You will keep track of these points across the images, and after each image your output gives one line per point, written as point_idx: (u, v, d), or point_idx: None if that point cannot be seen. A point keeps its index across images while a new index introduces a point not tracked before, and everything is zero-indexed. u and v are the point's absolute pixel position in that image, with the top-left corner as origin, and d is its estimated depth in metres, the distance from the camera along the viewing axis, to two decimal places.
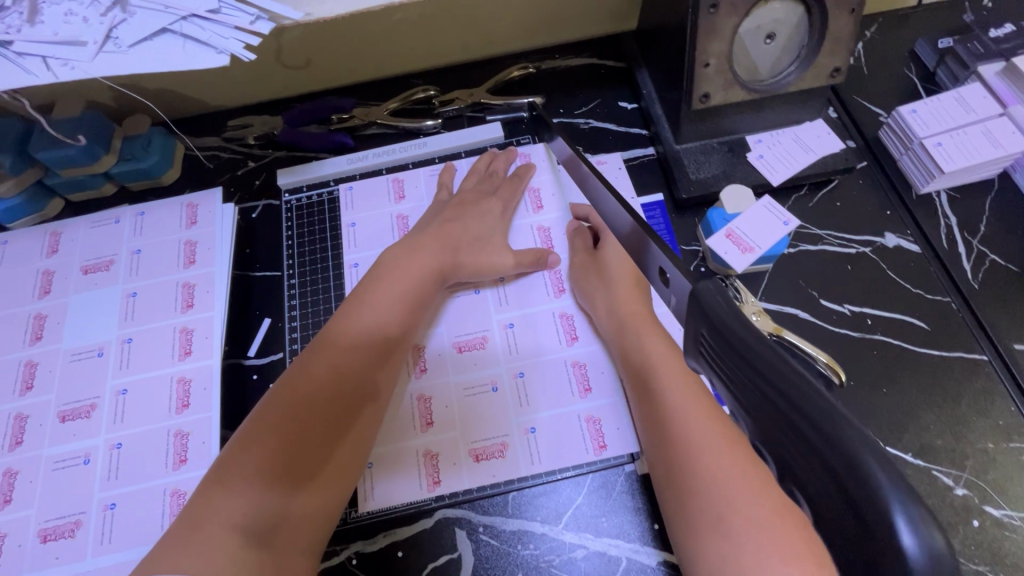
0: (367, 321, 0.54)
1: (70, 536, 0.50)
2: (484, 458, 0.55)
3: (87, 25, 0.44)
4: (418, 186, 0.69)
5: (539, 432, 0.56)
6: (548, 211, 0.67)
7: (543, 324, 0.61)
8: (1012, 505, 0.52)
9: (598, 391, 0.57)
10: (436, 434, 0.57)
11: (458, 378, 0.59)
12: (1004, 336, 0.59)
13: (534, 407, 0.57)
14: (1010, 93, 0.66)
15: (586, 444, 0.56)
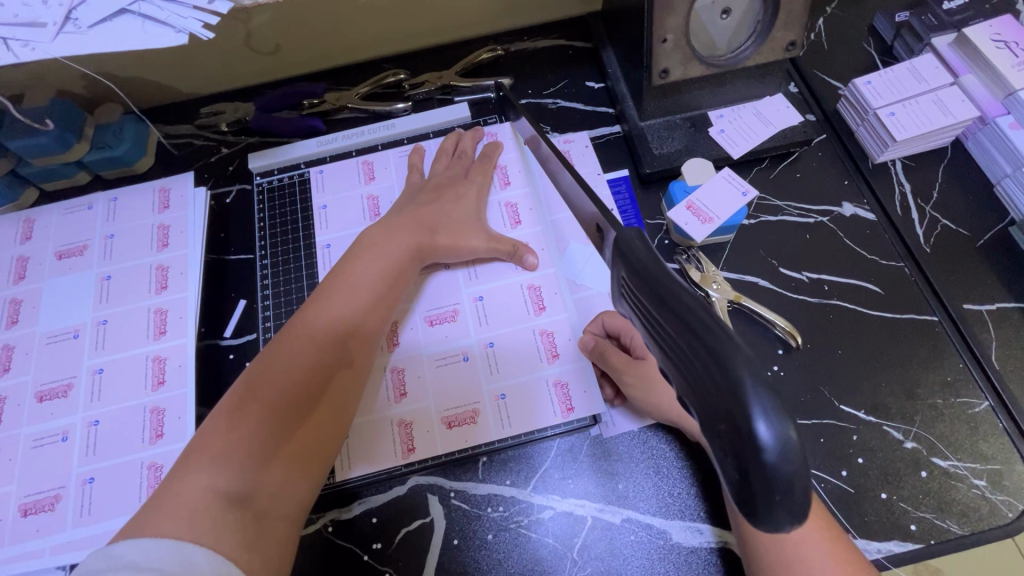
0: (346, 302, 0.55)
1: (50, 509, 0.51)
2: (457, 425, 0.57)
3: (47, 7, 0.45)
4: (388, 166, 0.70)
5: (509, 399, 0.58)
6: (516, 188, 0.68)
7: (512, 295, 0.62)
8: (958, 456, 0.54)
9: (566, 357, 0.59)
10: (409, 404, 0.58)
11: (430, 351, 0.60)
12: (953, 297, 0.61)
13: (504, 375, 0.59)
14: (961, 63, 0.68)
15: (555, 408, 0.57)
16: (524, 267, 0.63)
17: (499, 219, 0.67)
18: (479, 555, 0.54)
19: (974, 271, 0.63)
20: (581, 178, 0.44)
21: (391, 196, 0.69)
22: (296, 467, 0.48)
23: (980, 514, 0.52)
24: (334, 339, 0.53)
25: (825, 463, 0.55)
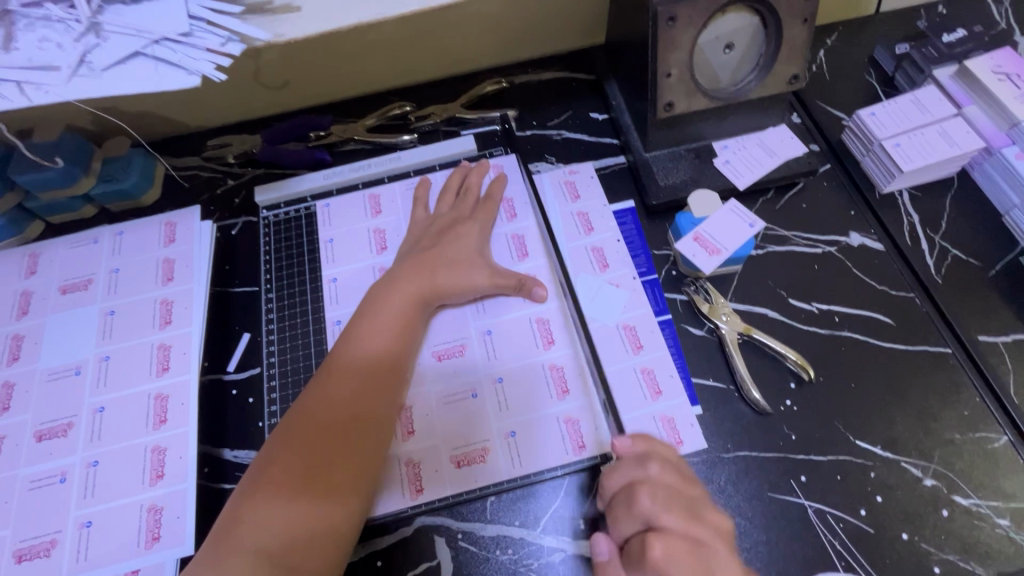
0: (370, 340, 0.57)
1: (45, 555, 0.49)
2: (465, 463, 0.56)
3: (61, 50, 0.45)
4: (395, 200, 0.70)
5: (520, 436, 0.57)
6: (522, 222, 0.68)
7: (520, 329, 0.62)
8: (980, 494, 0.53)
9: (577, 392, 0.58)
10: (415, 442, 0.57)
11: (436, 387, 0.59)
12: (966, 328, 0.61)
13: (513, 412, 0.58)
14: (964, 94, 0.69)
15: (567, 445, 0.56)
16: (532, 301, 0.63)
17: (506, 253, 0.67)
18: None
19: (986, 302, 0.62)
20: None
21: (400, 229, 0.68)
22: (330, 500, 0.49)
23: (1006, 556, 0.50)
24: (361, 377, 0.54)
25: (843, 501, 0.54)
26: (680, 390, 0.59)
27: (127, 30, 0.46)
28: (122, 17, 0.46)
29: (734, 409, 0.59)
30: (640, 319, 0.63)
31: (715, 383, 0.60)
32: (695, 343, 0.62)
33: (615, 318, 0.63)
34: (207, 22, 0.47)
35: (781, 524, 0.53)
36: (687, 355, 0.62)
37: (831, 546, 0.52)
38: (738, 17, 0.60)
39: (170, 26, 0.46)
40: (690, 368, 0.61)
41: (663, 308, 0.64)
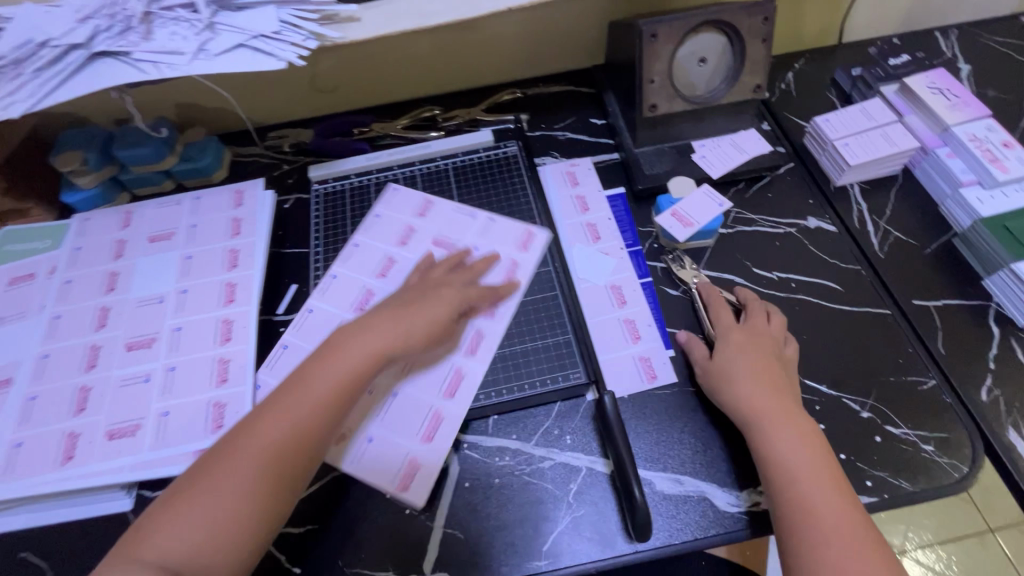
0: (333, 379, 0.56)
1: (131, 434, 0.62)
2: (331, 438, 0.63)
3: (186, 41, 0.61)
4: (441, 212, 0.80)
5: (378, 444, 0.62)
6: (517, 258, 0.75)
7: (440, 359, 0.67)
8: (909, 424, 0.62)
9: (439, 443, 0.62)
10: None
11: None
12: (904, 293, 0.71)
13: (392, 429, 0.63)
14: (905, 106, 0.82)
15: (391, 478, 0.61)
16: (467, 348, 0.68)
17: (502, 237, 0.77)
18: (486, 495, 0.61)
19: (922, 274, 0.73)
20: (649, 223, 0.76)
21: (440, 240, 0.77)
22: (252, 534, 0.50)
23: (929, 473, 0.59)
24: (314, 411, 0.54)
25: None
26: (656, 335, 0.69)
27: (235, 28, 0.61)
28: (232, 20, 0.62)
29: None
30: (624, 280, 0.74)
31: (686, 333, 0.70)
32: (672, 301, 0.73)
33: (604, 278, 0.74)
34: (293, 25, 0.63)
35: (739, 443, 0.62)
36: (664, 310, 0.72)
37: None
38: (708, 37, 0.75)
39: (266, 27, 0.61)
40: (666, 320, 0.71)
41: (645, 272, 0.75)
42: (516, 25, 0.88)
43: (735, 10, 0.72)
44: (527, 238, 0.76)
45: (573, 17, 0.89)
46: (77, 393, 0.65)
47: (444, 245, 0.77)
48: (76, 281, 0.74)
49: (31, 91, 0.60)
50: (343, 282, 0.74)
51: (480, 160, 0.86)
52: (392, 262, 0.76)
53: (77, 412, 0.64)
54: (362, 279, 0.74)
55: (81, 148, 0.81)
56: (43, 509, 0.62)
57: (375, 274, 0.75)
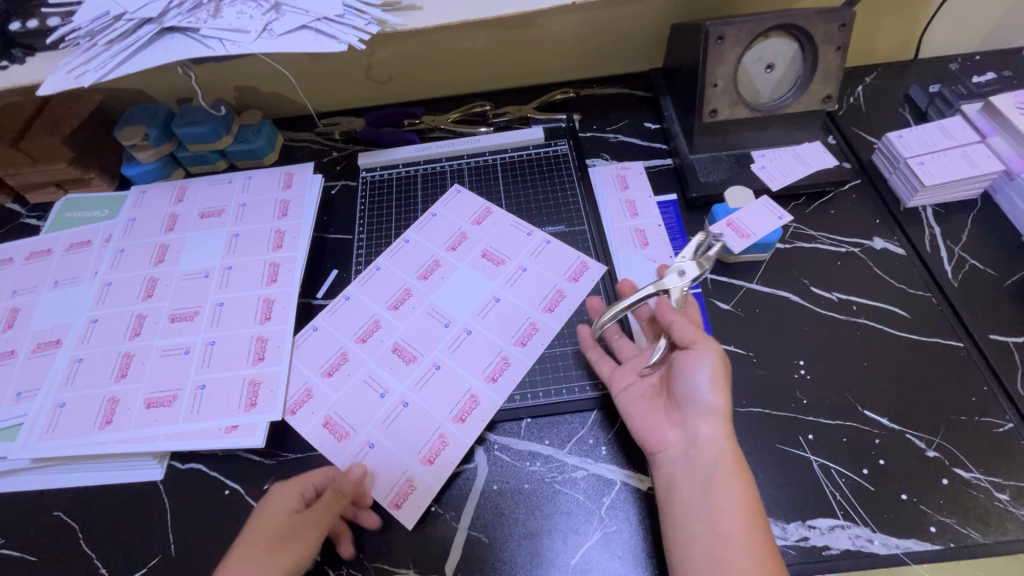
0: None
1: (168, 405, 0.63)
2: (330, 431, 0.62)
3: (252, 20, 0.61)
4: (497, 224, 0.78)
5: (376, 451, 0.61)
6: (558, 284, 0.71)
7: (487, 352, 0.66)
8: (980, 468, 0.57)
9: (439, 468, 0.60)
10: (315, 403, 0.64)
11: (379, 372, 0.66)
12: (980, 326, 0.65)
13: (388, 434, 0.62)
14: (989, 126, 0.75)
15: (384, 494, 0.59)
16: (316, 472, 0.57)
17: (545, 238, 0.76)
18: (515, 500, 0.59)
19: (1001, 306, 0.67)
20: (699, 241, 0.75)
21: (488, 253, 0.75)
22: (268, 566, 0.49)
23: (1002, 526, 0.54)
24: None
25: (847, 460, 0.58)
26: None
27: (300, 10, 0.62)
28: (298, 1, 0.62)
29: (752, 374, 0.64)
30: None
31: (735, 349, 0.66)
32: (721, 315, 0.69)
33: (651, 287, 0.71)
34: (356, 10, 0.63)
35: (789, 472, 0.58)
36: (713, 323, 0.69)
37: (833, 496, 0.57)
38: (778, 42, 0.71)
39: (331, 10, 0.62)
40: (714, 334, 0.68)
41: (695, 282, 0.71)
42: (575, 24, 0.87)
43: (811, 14, 0.68)
44: (581, 268, 0.73)
45: (634, 18, 0.87)
46: (120, 359, 0.66)
47: (492, 258, 0.74)
48: (128, 251, 0.76)
49: (102, 62, 0.61)
50: (386, 275, 0.74)
51: (530, 158, 0.84)
52: (438, 266, 0.74)
53: (118, 378, 0.65)
54: (402, 277, 0.73)
55: (143, 124, 0.82)
56: (83, 471, 0.63)
57: (419, 275, 0.73)
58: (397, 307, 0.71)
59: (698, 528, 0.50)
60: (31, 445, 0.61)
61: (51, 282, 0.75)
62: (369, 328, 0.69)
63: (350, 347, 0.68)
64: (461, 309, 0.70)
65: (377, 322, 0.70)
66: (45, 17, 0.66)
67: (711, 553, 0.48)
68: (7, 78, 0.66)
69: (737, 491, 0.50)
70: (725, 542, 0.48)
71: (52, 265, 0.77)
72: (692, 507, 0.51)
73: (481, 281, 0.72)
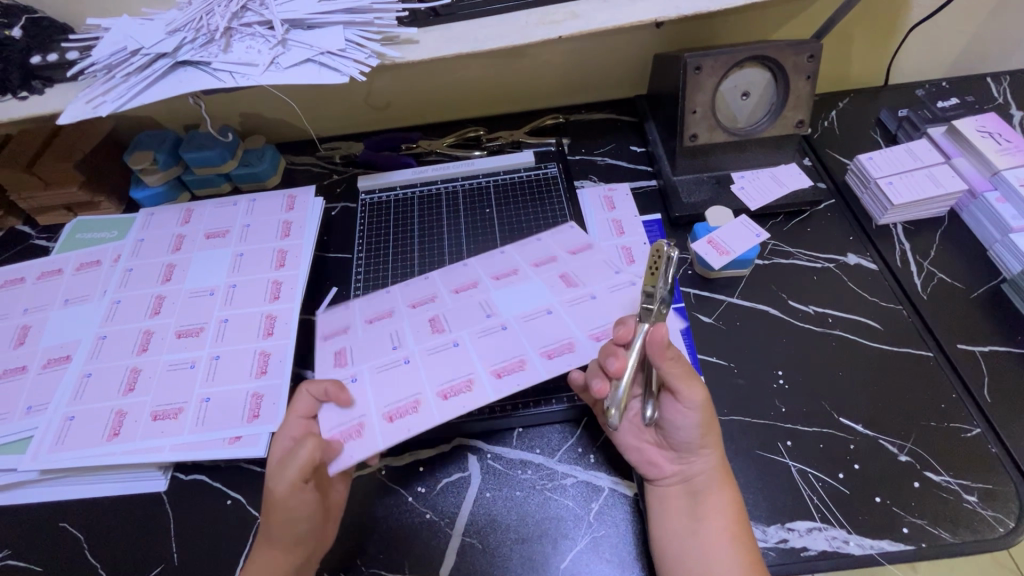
0: (286, 534, 0.54)
1: (174, 417, 0.65)
2: (335, 356, 0.67)
3: (260, 54, 0.66)
4: (590, 257, 0.74)
5: (354, 386, 0.63)
6: (617, 319, 0.67)
7: (512, 347, 0.65)
8: (949, 471, 0.60)
9: (393, 429, 0.58)
10: (341, 338, 0.69)
11: (406, 333, 0.68)
12: (948, 337, 0.69)
13: (372, 378, 0.63)
14: (952, 147, 0.80)
15: (333, 427, 0.59)
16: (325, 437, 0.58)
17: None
18: (507, 507, 0.62)
19: (968, 318, 0.70)
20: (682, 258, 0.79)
21: (568, 275, 0.72)
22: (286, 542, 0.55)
23: (971, 526, 0.56)
24: (302, 545, 0.55)
25: (824, 464, 0.61)
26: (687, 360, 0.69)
27: (305, 45, 0.66)
28: (303, 37, 0.67)
29: (733, 384, 0.68)
30: None
31: (717, 360, 0.70)
32: (704, 328, 0.73)
33: None
34: (357, 45, 0.68)
35: (769, 476, 0.61)
36: (696, 336, 0.72)
37: (810, 499, 0.59)
38: (752, 71, 0.76)
39: (334, 45, 0.66)
40: (697, 346, 0.71)
41: (679, 297, 0.75)
42: (563, 54, 0.92)
43: (781, 46, 0.73)
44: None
45: (619, 48, 0.92)
46: (128, 374, 0.69)
47: (567, 279, 0.72)
48: (136, 270, 0.79)
49: (119, 93, 0.66)
50: (465, 268, 0.76)
51: (521, 180, 0.88)
52: (502, 277, 0.74)
53: (126, 392, 0.68)
54: (477, 273, 0.75)
55: (152, 149, 0.86)
56: (89, 482, 0.65)
57: (491, 277, 0.74)
58: (458, 293, 0.73)
59: (690, 538, 0.55)
60: (40, 457, 0.63)
61: (61, 300, 0.78)
62: (423, 300, 0.72)
63: (400, 309, 0.71)
64: (512, 310, 0.69)
65: (433, 299, 0.72)
66: (64, 52, 0.71)
67: (703, 559, 0.53)
68: (29, 108, 0.70)
69: (724, 501, 0.56)
70: (715, 548, 0.54)
71: (62, 285, 0.80)
72: (683, 517, 0.56)
73: (544, 294, 0.71)
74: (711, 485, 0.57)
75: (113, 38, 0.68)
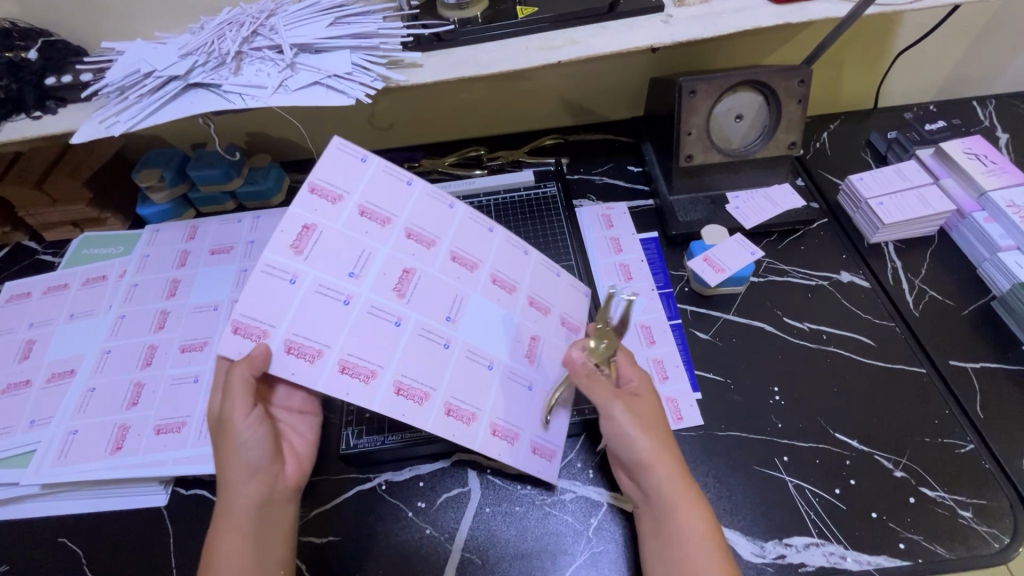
0: (239, 462, 0.55)
1: (177, 431, 0.66)
2: (299, 234, 0.57)
3: (270, 77, 0.68)
4: (550, 344, 0.68)
5: (285, 286, 0.56)
6: (525, 430, 0.62)
7: (435, 364, 0.60)
8: (944, 487, 0.60)
9: (279, 363, 0.54)
10: (325, 208, 0.59)
11: (375, 262, 0.60)
12: (940, 353, 0.70)
13: (326, 283, 0.57)
14: (940, 168, 0.83)
15: (244, 315, 0.55)
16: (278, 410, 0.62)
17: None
18: (506, 522, 0.62)
19: (960, 335, 0.72)
20: (678, 276, 0.81)
21: (538, 343, 0.66)
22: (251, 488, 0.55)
23: (967, 541, 0.57)
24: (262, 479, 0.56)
25: (820, 480, 0.62)
26: (684, 376, 0.70)
27: (313, 69, 0.69)
28: (311, 61, 0.69)
29: (730, 399, 0.69)
30: (653, 320, 0.75)
31: (714, 376, 0.71)
32: (701, 344, 0.74)
33: (634, 317, 0.76)
34: (363, 68, 0.70)
35: (765, 492, 0.61)
36: (693, 352, 0.73)
37: (807, 515, 0.60)
38: (745, 95, 0.79)
39: (341, 68, 0.68)
40: (694, 362, 0.72)
41: (675, 314, 0.76)
42: (562, 77, 0.95)
43: (773, 72, 0.76)
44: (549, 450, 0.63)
45: (616, 72, 0.95)
46: (132, 388, 0.70)
47: (530, 350, 0.66)
48: (141, 285, 0.80)
49: (132, 113, 0.67)
50: (482, 239, 0.68)
51: (521, 198, 0.90)
52: (497, 285, 0.67)
53: (130, 406, 0.68)
54: (487, 254, 0.68)
55: (159, 167, 0.88)
56: (89, 497, 0.65)
57: (491, 274, 0.67)
58: (451, 260, 0.65)
59: (665, 546, 0.54)
60: (43, 471, 0.64)
61: (67, 315, 0.79)
62: (422, 240, 0.64)
63: (395, 227, 0.63)
64: (468, 333, 0.63)
65: (433, 244, 0.65)
66: (78, 73, 0.73)
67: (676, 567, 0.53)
68: (42, 127, 0.71)
69: (697, 510, 0.54)
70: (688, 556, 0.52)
71: (68, 299, 0.81)
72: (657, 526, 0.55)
73: (496, 334, 0.64)
74: (673, 505, 0.54)
75: (127, 62, 0.70)
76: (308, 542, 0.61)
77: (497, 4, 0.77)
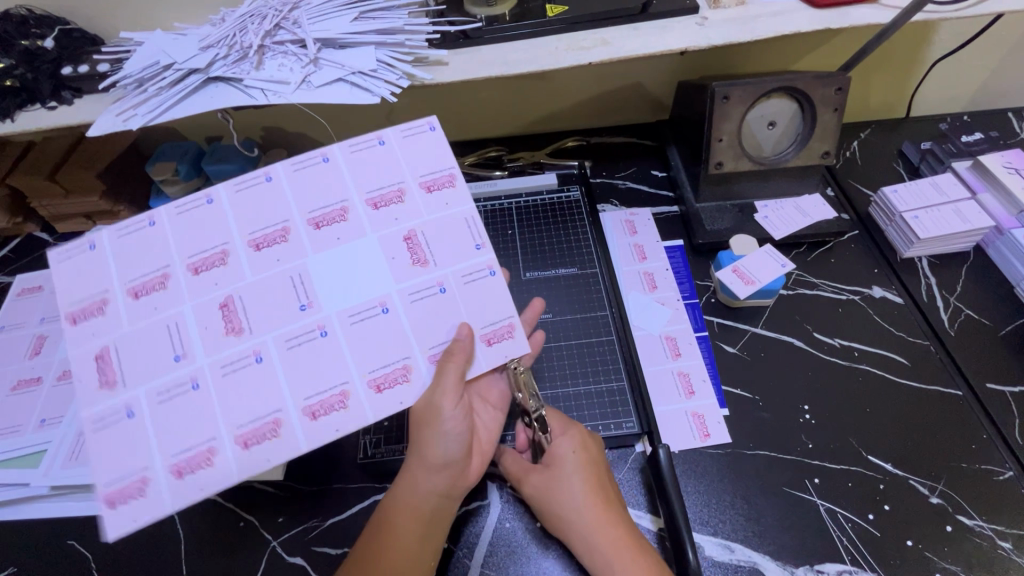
0: (438, 451, 0.56)
1: None
2: (99, 369, 0.50)
3: (292, 72, 0.66)
4: (451, 211, 0.59)
5: (195, 394, 0.51)
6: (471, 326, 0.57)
7: (375, 347, 0.54)
8: (982, 515, 0.58)
9: (252, 456, 0.51)
10: (221, 275, 0.54)
11: (190, 326, 0.52)
12: (977, 375, 0.68)
13: (256, 331, 0.53)
14: (977, 182, 0.80)
15: (176, 455, 0.49)
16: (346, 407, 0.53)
17: (556, 280, 0.79)
18: (526, 538, 0.60)
19: (996, 355, 0.69)
20: (705, 286, 0.79)
21: (416, 239, 0.57)
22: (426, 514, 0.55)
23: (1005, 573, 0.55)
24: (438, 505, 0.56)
25: (851, 504, 0.60)
26: (710, 392, 0.68)
27: (336, 65, 0.67)
28: (335, 56, 0.67)
29: (758, 417, 0.66)
30: (679, 332, 0.73)
31: (741, 392, 0.68)
32: (727, 358, 0.72)
33: (658, 328, 0.74)
34: (387, 65, 0.68)
35: (797, 515, 0.59)
36: (719, 366, 0.71)
37: (839, 540, 0.58)
38: (779, 101, 0.76)
39: (366, 65, 0.66)
40: (721, 376, 0.70)
41: (702, 326, 0.74)
42: (587, 78, 0.92)
43: (810, 78, 0.73)
44: (503, 333, 0.58)
45: (642, 74, 0.92)
46: None
47: (416, 252, 0.57)
48: None
49: (151, 106, 0.66)
50: (329, 174, 0.57)
51: (543, 202, 0.88)
52: (380, 204, 0.57)
53: None
54: (348, 190, 0.57)
55: (174, 160, 0.86)
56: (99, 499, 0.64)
57: (367, 200, 0.57)
58: (320, 229, 0.56)
59: None
60: (53, 473, 0.63)
61: None
62: (271, 236, 0.55)
63: (299, 227, 0.55)
64: (383, 282, 0.56)
65: (346, 211, 0.57)
66: (95, 63, 0.71)
67: None
68: (58, 118, 0.69)
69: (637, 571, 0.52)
70: None
71: None
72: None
73: (382, 253, 0.56)
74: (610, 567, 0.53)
75: (145, 53, 0.68)
76: (322, 553, 0.59)
77: (525, 1, 0.74)
